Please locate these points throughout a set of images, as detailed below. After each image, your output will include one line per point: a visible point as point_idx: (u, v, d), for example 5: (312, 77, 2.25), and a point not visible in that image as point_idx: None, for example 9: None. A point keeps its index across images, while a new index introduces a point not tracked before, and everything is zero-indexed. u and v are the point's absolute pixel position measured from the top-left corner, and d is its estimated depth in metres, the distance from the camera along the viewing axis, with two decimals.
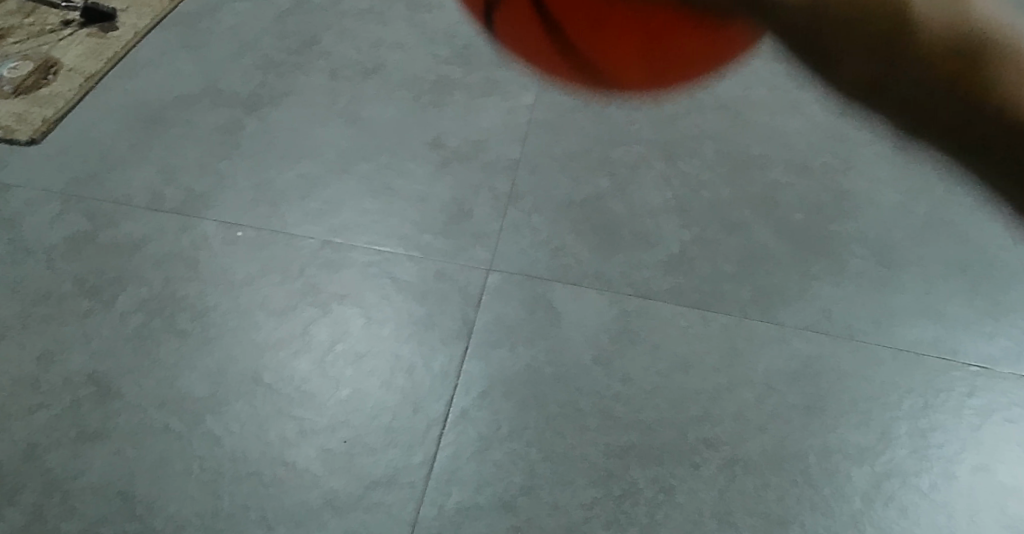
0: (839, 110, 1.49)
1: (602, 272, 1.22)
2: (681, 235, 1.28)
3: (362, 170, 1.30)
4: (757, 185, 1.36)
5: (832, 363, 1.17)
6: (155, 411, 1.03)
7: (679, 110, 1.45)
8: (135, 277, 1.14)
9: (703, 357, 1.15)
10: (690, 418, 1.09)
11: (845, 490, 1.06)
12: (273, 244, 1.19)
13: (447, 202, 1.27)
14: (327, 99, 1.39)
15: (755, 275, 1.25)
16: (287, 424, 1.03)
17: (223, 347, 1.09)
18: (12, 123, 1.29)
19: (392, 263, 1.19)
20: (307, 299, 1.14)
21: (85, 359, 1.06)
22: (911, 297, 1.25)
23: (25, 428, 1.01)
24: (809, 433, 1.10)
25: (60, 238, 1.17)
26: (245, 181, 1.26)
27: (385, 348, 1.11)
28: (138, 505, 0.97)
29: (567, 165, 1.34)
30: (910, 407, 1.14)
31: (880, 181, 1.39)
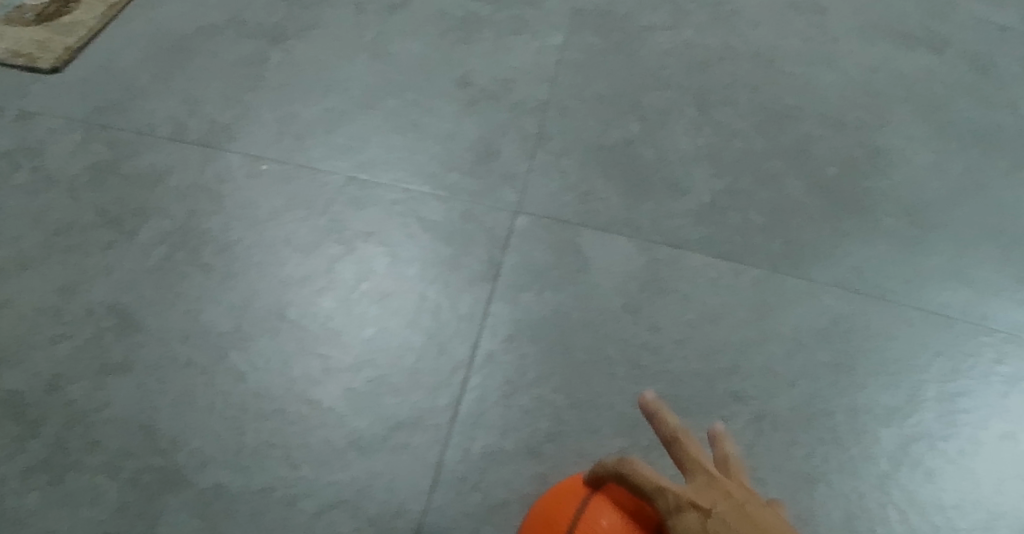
0: (872, 66, 1.44)
1: (632, 220, 1.19)
2: (712, 185, 1.25)
3: (389, 106, 1.26)
4: (791, 136, 1.32)
5: (861, 322, 1.15)
6: (179, 345, 1.01)
7: (710, 58, 1.41)
8: (157, 209, 1.11)
9: (732, 309, 1.13)
10: (719, 371, 1.08)
11: (871, 451, 1.05)
12: (299, 178, 1.17)
13: (475, 142, 1.24)
14: (352, 32, 1.34)
15: (786, 229, 1.22)
16: (311, 363, 1.02)
17: (247, 281, 1.07)
18: (33, 50, 1.26)
19: (418, 202, 1.16)
20: (333, 236, 1.12)
21: (108, 290, 1.04)
22: (941, 258, 1.22)
23: (47, 357, 0.99)
24: (838, 391, 1.09)
25: (82, 167, 1.15)
26: (269, 114, 1.23)
27: (410, 288, 1.09)
28: (161, 439, 0.95)
29: (596, 110, 1.30)
30: (939, 370, 1.12)
31: (914, 140, 1.35)
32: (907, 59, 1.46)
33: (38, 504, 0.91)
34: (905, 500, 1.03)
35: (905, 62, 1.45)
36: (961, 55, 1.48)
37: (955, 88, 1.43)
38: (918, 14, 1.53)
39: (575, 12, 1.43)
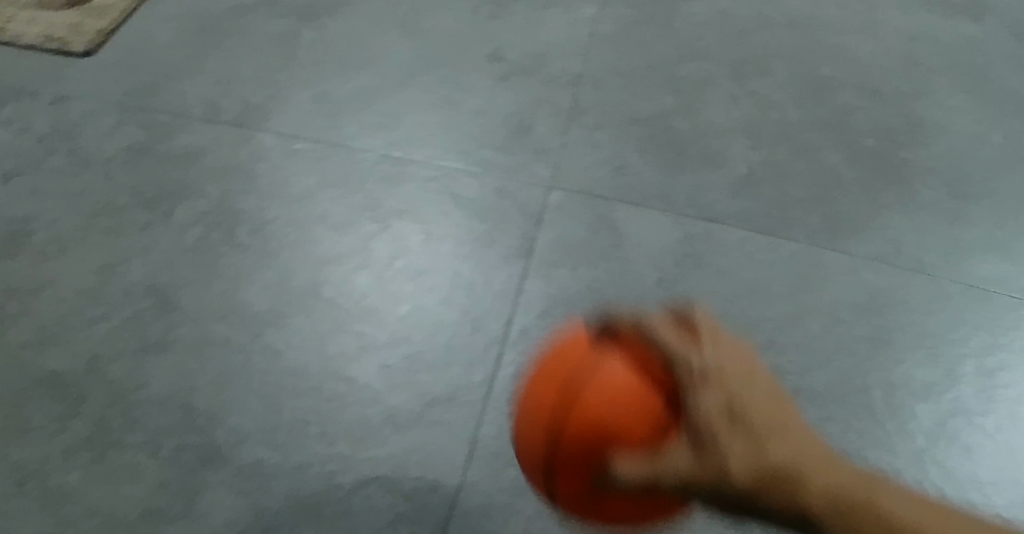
0: (913, 34, 1.41)
1: (666, 194, 1.19)
2: (749, 156, 1.24)
3: (422, 83, 1.26)
4: (828, 107, 1.30)
5: (900, 296, 1.13)
6: (215, 323, 1.02)
7: (748, 27, 1.39)
8: (192, 190, 1.12)
9: (770, 283, 1.12)
10: (756, 345, 1.07)
11: (908, 425, 1.03)
12: (332, 156, 1.17)
13: (508, 118, 1.24)
14: (384, 9, 1.34)
15: (825, 201, 1.21)
16: (346, 340, 1.02)
17: (283, 260, 1.07)
18: (67, 33, 1.27)
19: (451, 179, 1.16)
20: (367, 214, 1.12)
21: (145, 270, 1.05)
22: (982, 232, 1.19)
23: (87, 338, 1.00)
24: (877, 366, 1.07)
25: (118, 149, 1.16)
26: (301, 93, 1.23)
27: (444, 265, 1.09)
28: (199, 417, 0.96)
29: (631, 84, 1.30)
30: (978, 344, 1.09)
31: (955, 109, 1.31)
32: (949, 27, 1.42)
33: (81, 482, 0.92)
34: (942, 476, 1.00)
35: (947, 28, 1.42)
36: (1005, 21, 1.44)
37: (999, 55, 1.39)
38: None
39: None
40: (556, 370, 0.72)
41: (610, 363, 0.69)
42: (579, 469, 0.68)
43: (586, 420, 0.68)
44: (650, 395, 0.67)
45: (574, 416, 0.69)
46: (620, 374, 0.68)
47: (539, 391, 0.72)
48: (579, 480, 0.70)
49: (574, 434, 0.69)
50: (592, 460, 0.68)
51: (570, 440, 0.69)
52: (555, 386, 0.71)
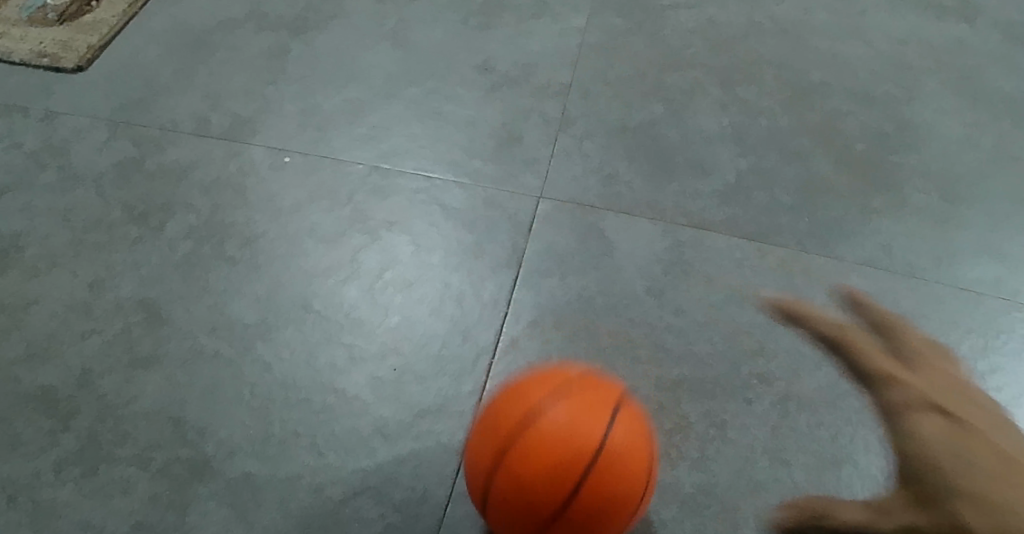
0: (902, 38, 1.45)
1: (656, 201, 1.22)
2: (737, 163, 1.27)
3: (411, 95, 1.27)
4: (817, 113, 1.34)
5: (890, 300, 1.14)
6: (205, 337, 1.01)
7: (736, 35, 1.45)
8: (183, 204, 1.12)
9: (760, 289, 1.14)
10: (745, 351, 1.09)
11: (900, 429, 1.04)
12: (321, 169, 1.17)
13: (497, 128, 1.24)
14: (373, 23, 1.35)
15: (814, 208, 1.23)
16: (336, 352, 1.02)
17: (272, 273, 1.07)
18: (57, 50, 1.28)
19: (440, 190, 1.17)
20: (356, 226, 1.12)
21: (135, 285, 1.05)
22: (973, 234, 1.21)
23: (78, 353, 1.00)
24: (866, 371, 1.08)
25: (108, 165, 1.16)
26: (291, 106, 1.24)
27: (434, 276, 1.09)
28: (189, 430, 0.95)
29: (621, 91, 1.34)
30: (969, 347, 1.10)
31: (944, 112, 1.34)
32: (936, 32, 1.45)
33: (72, 496, 0.92)
34: None
35: (935, 33, 1.45)
36: (995, 24, 1.47)
37: (988, 57, 1.41)
38: None
39: None
40: (501, 415, 0.79)
41: (543, 407, 0.77)
42: (528, 505, 0.76)
43: (545, 445, 0.75)
44: (587, 402, 0.77)
45: (514, 440, 0.76)
46: (566, 409, 0.76)
47: (486, 438, 0.78)
48: (503, 518, 0.79)
49: (523, 455, 0.75)
50: (545, 464, 0.75)
51: (519, 464, 0.75)
52: (501, 432, 0.77)
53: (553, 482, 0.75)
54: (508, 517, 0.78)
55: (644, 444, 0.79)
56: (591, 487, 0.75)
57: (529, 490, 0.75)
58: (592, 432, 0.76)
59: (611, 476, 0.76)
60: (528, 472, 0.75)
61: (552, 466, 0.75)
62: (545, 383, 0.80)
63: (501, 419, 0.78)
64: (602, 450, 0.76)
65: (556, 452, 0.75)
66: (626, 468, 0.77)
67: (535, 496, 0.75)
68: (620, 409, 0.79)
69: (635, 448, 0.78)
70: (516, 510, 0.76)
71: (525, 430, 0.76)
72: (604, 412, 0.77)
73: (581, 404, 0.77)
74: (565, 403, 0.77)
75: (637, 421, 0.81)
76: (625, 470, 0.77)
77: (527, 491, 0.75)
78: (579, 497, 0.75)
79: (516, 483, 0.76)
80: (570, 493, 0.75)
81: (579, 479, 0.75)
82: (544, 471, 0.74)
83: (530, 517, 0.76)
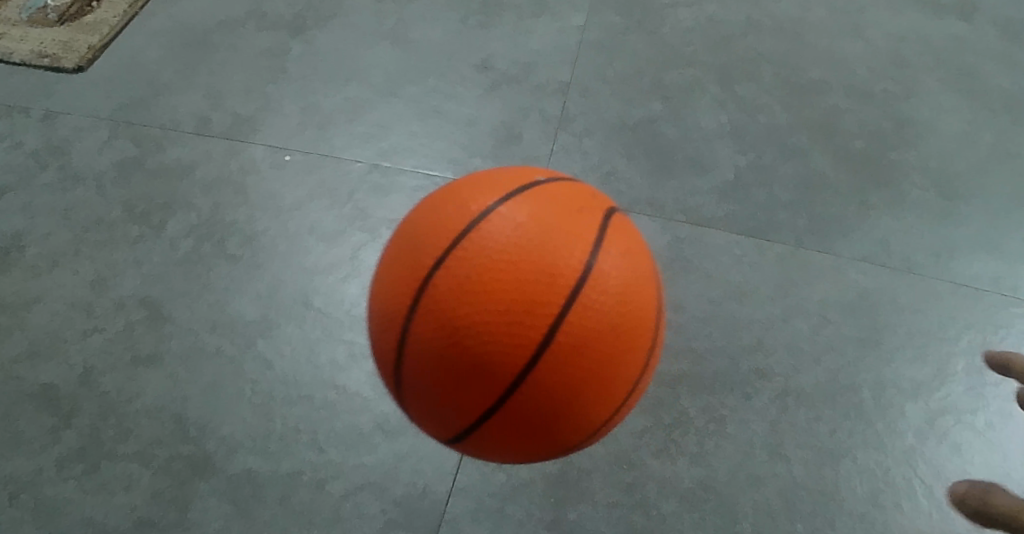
0: (901, 36, 1.45)
1: (655, 198, 1.23)
2: (736, 160, 1.27)
3: (411, 93, 1.27)
4: (816, 111, 1.34)
5: (887, 295, 1.14)
6: (207, 334, 1.02)
7: (734, 33, 1.45)
8: (184, 203, 1.12)
9: (758, 286, 1.15)
10: (743, 347, 1.09)
11: (897, 424, 1.04)
12: (322, 168, 1.17)
13: (496, 127, 1.25)
14: (373, 21, 1.36)
15: (812, 204, 1.23)
16: (337, 348, 1.02)
17: (273, 271, 1.07)
18: (58, 50, 1.28)
19: (440, 188, 1.17)
20: (356, 224, 1.12)
21: (137, 283, 1.05)
22: (971, 231, 1.21)
23: (80, 351, 1.00)
24: (864, 366, 1.08)
25: (109, 164, 1.16)
26: (291, 105, 1.24)
27: None
28: (191, 427, 0.96)
29: (620, 89, 1.34)
30: (968, 342, 1.10)
31: (942, 109, 1.34)
32: (934, 30, 1.46)
33: (74, 493, 0.92)
34: (932, 473, 1.01)
35: (934, 30, 1.46)
36: (994, 21, 1.47)
37: (987, 54, 1.42)
38: None
39: None
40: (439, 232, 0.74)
41: (494, 214, 0.73)
42: (481, 325, 0.69)
43: (503, 254, 0.70)
44: (556, 217, 0.73)
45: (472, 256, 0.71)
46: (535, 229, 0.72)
47: (422, 267, 0.73)
48: (455, 370, 0.71)
49: (482, 276, 0.70)
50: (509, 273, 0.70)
51: (470, 294, 0.70)
52: (448, 241, 0.72)
53: (509, 319, 0.69)
54: (460, 387, 0.71)
55: (638, 283, 0.74)
56: (566, 316, 0.70)
57: (478, 316, 0.69)
58: (569, 256, 0.71)
59: (585, 299, 0.70)
60: (484, 292, 0.69)
61: (512, 293, 0.69)
62: (508, 194, 0.76)
63: (444, 221, 0.74)
64: (577, 278, 0.71)
65: (512, 268, 0.70)
66: (613, 315, 0.71)
67: (485, 324, 0.69)
68: (605, 233, 0.74)
69: (614, 275, 0.72)
70: (465, 356, 0.70)
71: (483, 239, 0.71)
72: (579, 227, 0.73)
73: (538, 219, 0.72)
74: (531, 214, 0.73)
75: (626, 249, 0.76)
76: (599, 276, 0.72)
77: (477, 332, 0.69)
78: (552, 327, 0.69)
79: (467, 290, 0.70)
80: (541, 328, 0.69)
81: (554, 314, 0.69)
82: (504, 296, 0.69)
83: (481, 374, 0.70)
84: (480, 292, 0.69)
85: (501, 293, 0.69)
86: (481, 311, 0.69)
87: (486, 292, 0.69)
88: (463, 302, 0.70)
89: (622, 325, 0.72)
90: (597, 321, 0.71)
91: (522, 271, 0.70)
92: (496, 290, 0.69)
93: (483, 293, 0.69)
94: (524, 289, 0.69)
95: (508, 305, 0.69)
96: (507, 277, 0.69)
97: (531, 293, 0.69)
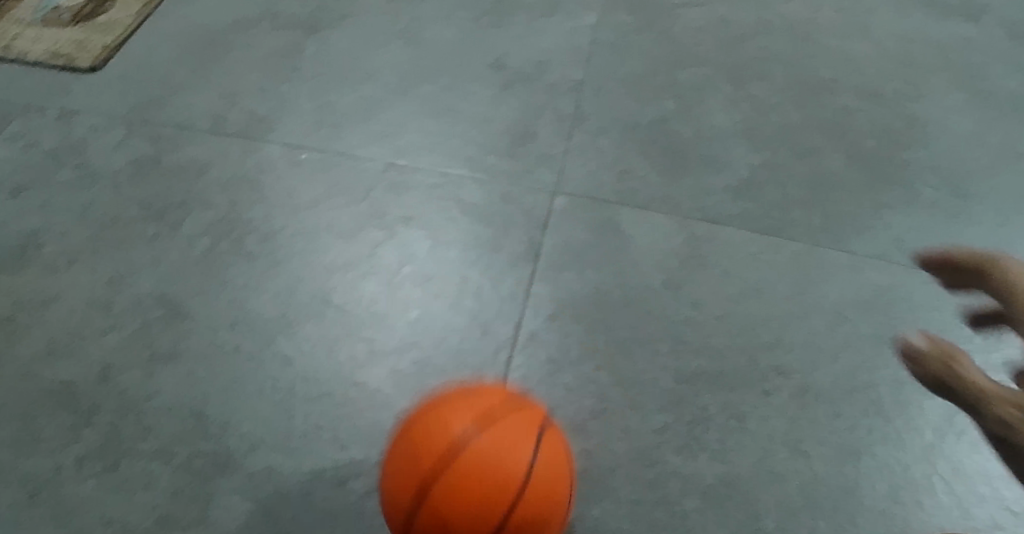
0: (909, 36, 1.45)
1: (670, 195, 1.23)
2: (750, 159, 1.27)
3: (425, 92, 1.27)
4: (828, 109, 1.34)
5: (904, 293, 1.14)
6: (226, 332, 1.01)
7: (744, 33, 1.45)
8: (200, 201, 1.12)
9: (774, 283, 1.14)
10: (762, 344, 1.09)
11: (916, 421, 1.04)
12: (338, 166, 1.17)
13: (510, 125, 1.25)
14: (385, 21, 1.36)
15: (826, 202, 1.23)
16: (357, 346, 1.02)
17: (292, 269, 1.07)
18: (72, 50, 1.28)
19: (456, 186, 1.17)
20: (374, 222, 1.12)
21: (155, 281, 1.05)
22: (984, 229, 1.21)
23: (99, 349, 1.00)
24: (881, 363, 1.08)
25: (124, 163, 1.16)
26: (305, 104, 1.24)
27: (452, 270, 1.09)
28: (212, 424, 0.95)
29: (633, 88, 1.34)
30: (983, 339, 1.10)
31: (951, 109, 1.34)
32: (942, 30, 1.46)
33: (94, 491, 0.91)
34: (950, 469, 1.01)
35: (941, 31, 1.46)
36: (1000, 22, 1.48)
37: (994, 55, 1.42)
38: None
39: None
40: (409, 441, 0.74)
41: (459, 433, 0.73)
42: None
43: (469, 470, 0.71)
44: (513, 427, 0.74)
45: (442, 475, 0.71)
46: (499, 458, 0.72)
47: (401, 467, 0.73)
48: None
49: (448, 490, 0.71)
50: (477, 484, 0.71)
51: (441, 499, 0.71)
52: (418, 454, 0.73)
53: (476, 520, 0.71)
54: None
55: (566, 467, 0.77)
56: (520, 511, 0.72)
57: (450, 523, 0.71)
58: (522, 459, 0.73)
59: (534, 496, 0.73)
60: (453, 500, 0.71)
61: (474, 500, 0.71)
62: (462, 398, 0.76)
63: (415, 435, 0.74)
64: (527, 481, 0.73)
65: (474, 480, 0.71)
66: (553, 494, 0.74)
67: (458, 522, 0.71)
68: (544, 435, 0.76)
69: (555, 467, 0.75)
70: None
71: (450, 460, 0.72)
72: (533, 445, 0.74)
73: (499, 435, 0.73)
74: (490, 434, 0.73)
75: (558, 442, 0.79)
76: (548, 470, 0.74)
77: (450, 528, 0.71)
78: (505, 529, 0.72)
79: (439, 501, 0.71)
80: (497, 525, 0.72)
81: (507, 506, 0.71)
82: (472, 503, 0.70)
83: None
84: (448, 493, 0.71)
85: (469, 501, 0.71)
86: (447, 513, 0.71)
87: (454, 498, 0.71)
88: (433, 518, 0.71)
89: (555, 503, 0.75)
90: (543, 506, 0.74)
91: (485, 477, 0.71)
92: (464, 499, 0.71)
93: (450, 502, 0.71)
94: (487, 496, 0.71)
95: (477, 512, 0.71)
96: (471, 489, 0.71)
97: (492, 495, 0.71)
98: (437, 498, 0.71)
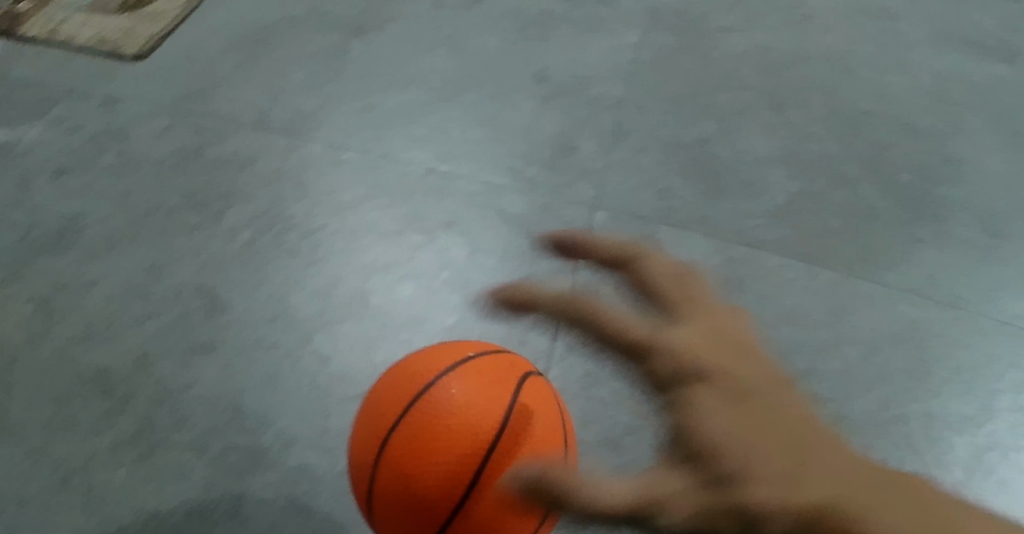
0: (947, 73, 1.45)
1: (707, 217, 1.22)
2: (787, 187, 1.27)
3: (468, 99, 1.26)
4: (865, 141, 1.34)
5: (940, 329, 1.13)
6: (264, 326, 1.01)
7: (784, 61, 1.45)
8: (242, 194, 1.12)
9: (810, 310, 1.14)
10: (797, 371, 1.08)
11: (945, 457, 1.03)
12: (380, 168, 1.17)
13: (553, 136, 1.24)
14: (431, 27, 1.36)
15: (861, 234, 1.23)
16: (394, 348, 1.01)
17: (331, 268, 1.06)
18: (118, 38, 1.28)
19: (498, 195, 1.16)
20: (413, 226, 1.11)
21: (194, 271, 1.05)
22: (1016, 271, 1.20)
23: (137, 336, 1.00)
24: (914, 397, 1.07)
25: (167, 151, 1.16)
26: (349, 104, 1.23)
27: (491, 278, 1.09)
28: (248, 418, 0.95)
29: (675, 108, 1.33)
30: (1012, 382, 1.10)
31: (987, 149, 1.34)
32: (979, 71, 1.46)
33: (126, 478, 0.91)
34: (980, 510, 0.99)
35: (978, 71, 1.46)
36: None
37: None
38: (989, 28, 1.55)
39: (649, 12, 1.48)
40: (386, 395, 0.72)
41: (434, 382, 0.70)
42: (413, 494, 0.67)
43: (434, 418, 0.68)
44: (486, 378, 0.71)
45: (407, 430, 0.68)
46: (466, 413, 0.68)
47: (371, 422, 0.71)
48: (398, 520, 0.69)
49: (416, 444, 0.67)
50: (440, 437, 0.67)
51: (411, 449, 0.67)
52: (390, 408, 0.70)
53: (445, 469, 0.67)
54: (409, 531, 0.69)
55: (560, 422, 0.73)
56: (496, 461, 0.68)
57: (411, 473, 0.67)
58: (495, 404, 0.69)
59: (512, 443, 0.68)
60: (422, 448, 0.67)
61: (445, 446, 0.67)
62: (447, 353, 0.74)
63: (391, 390, 0.72)
64: (505, 429, 0.69)
65: (443, 424, 0.68)
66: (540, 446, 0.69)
67: (425, 474, 0.67)
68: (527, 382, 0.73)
69: (545, 419, 0.71)
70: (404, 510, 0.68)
71: (418, 404, 0.69)
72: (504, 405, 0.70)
73: (476, 380, 0.70)
74: (463, 386, 0.70)
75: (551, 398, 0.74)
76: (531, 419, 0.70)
77: (417, 483, 0.67)
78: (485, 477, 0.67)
79: (405, 452, 0.68)
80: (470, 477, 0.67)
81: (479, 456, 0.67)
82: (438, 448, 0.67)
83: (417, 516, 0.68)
84: (417, 444, 0.68)
85: (435, 451, 0.67)
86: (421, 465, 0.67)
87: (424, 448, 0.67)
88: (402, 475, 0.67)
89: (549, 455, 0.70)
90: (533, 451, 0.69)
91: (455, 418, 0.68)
92: (433, 448, 0.67)
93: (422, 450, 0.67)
94: (459, 444, 0.67)
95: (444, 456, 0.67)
96: (439, 435, 0.67)
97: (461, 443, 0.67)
98: (405, 452, 0.68)
